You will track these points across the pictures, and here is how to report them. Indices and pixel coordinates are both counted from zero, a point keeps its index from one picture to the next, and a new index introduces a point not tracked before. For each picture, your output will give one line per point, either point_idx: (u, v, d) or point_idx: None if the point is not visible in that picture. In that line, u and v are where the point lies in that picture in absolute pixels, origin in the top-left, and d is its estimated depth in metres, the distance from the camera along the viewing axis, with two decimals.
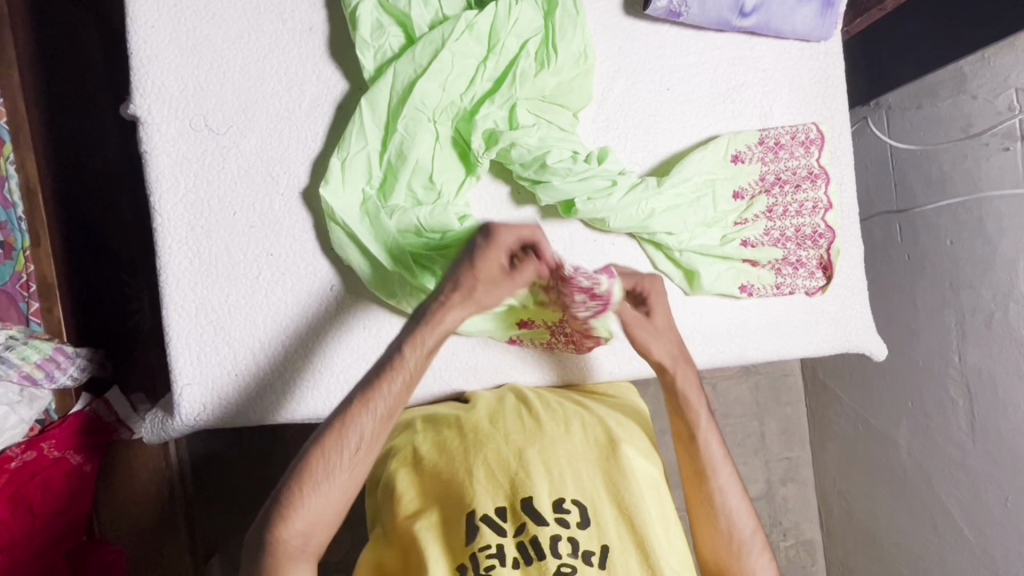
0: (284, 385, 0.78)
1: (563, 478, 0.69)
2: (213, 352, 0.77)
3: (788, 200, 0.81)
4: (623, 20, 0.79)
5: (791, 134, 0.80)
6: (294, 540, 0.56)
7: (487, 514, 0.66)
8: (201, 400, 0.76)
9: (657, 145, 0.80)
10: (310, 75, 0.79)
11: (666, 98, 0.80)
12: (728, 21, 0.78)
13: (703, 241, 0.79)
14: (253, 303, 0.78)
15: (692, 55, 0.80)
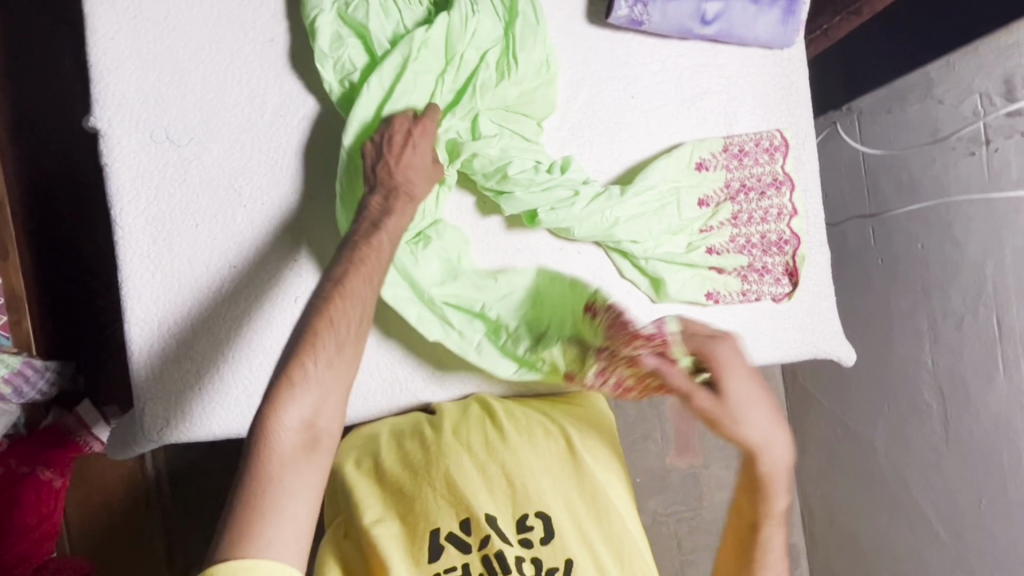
0: (251, 396, 0.77)
1: (527, 493, 0.70)
2: (175, 367, 0.76)
3: (753, 207, 0.81)
4: (586, 28, 0.80)
5: (755, 141, 0.81)
6: (291, 437, 0.52)
7: (451, 533, 0.66)
8: (164, 413, 0.75)
9: (621, 154, 0.80)
10: (272, 86, 0.79)
11: (630, 106, 0.80)
12: (690, 29, 0.78)
13: (668, 250, 0.79)
14: (216, 315, 0.77)
15: (656, 64, 0.80)
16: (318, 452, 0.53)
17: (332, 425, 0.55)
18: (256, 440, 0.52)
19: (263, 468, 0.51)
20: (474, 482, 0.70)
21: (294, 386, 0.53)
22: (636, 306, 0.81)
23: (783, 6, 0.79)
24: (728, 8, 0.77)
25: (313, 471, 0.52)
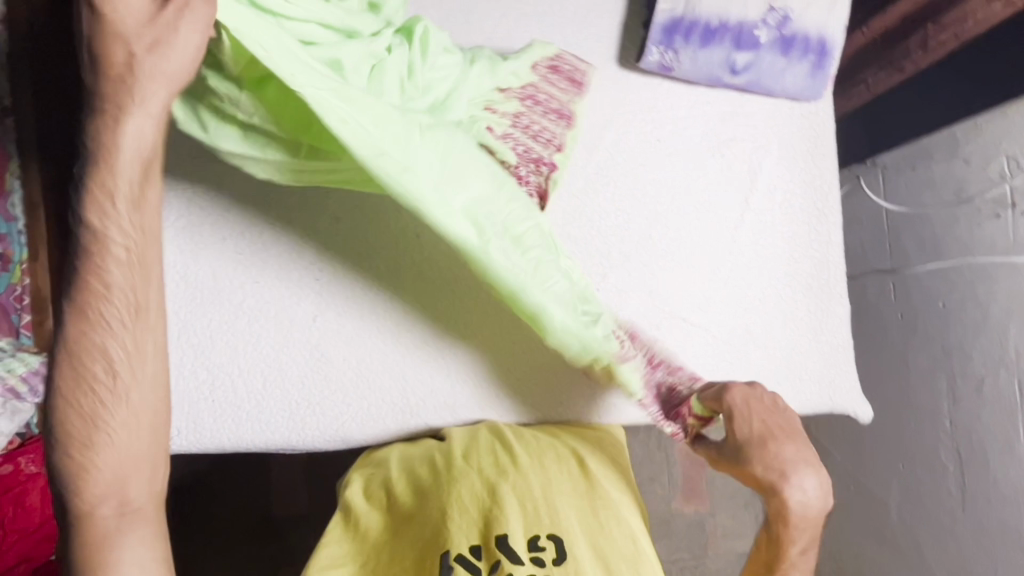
0: (264, 414, 0.79)
1: (538, 514, 0.67)
2: (193, 377, 0.77)
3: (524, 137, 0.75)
4: (616, 72, 0.82)
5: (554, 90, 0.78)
6: (106, 508, 0.51)
7: (461, 553, 0.63)
8: (180, 422, 0.77)
9: (645, 196, 0.81)
10: None
11: (655, 149, 0.81)
12: (719, 77, 0.79)
13: (671, 293, 0.80)
14: (236, 330, 0.78)
15: (684, 109, 0.82)
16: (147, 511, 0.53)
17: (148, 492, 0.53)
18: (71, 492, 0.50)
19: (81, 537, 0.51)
20: (482, 501, 0.68)
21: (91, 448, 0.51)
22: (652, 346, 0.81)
23: (813, 61, 0.79)
24: (759, 59, 0.78)
25: (136, 537, 0.52)
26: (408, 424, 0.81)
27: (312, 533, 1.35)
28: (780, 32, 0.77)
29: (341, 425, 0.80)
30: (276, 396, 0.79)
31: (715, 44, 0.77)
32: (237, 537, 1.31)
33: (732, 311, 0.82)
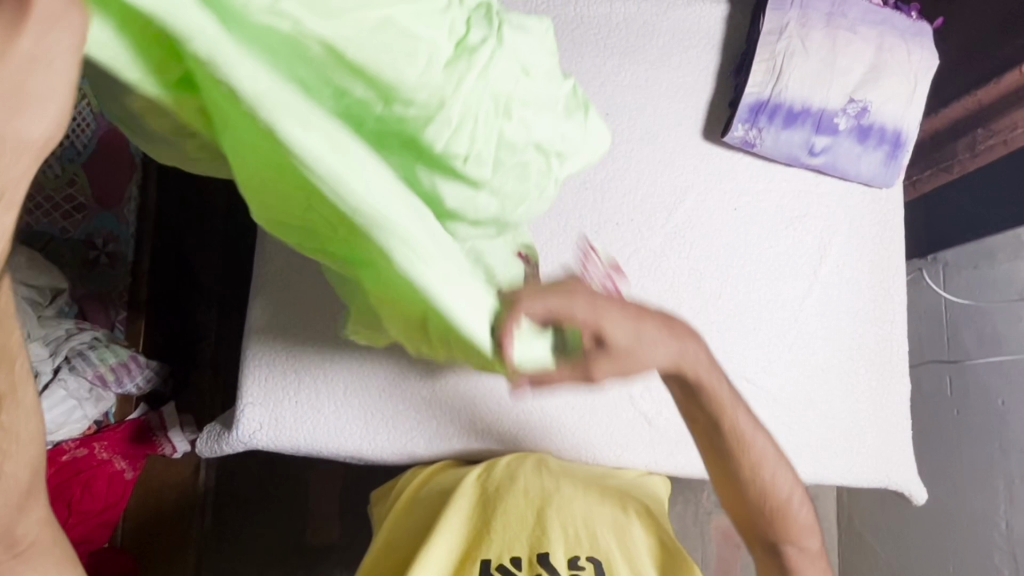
0: (337, 425, 0.84)
1: (578, 536, 0.74)
2: (281, 377, 0.84)
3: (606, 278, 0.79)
4: (700, 143, 0.89)
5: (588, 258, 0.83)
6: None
7: (503, 562, 0.71)
8: (263, 416, 0.83)
9: (720, 257, 0.87)
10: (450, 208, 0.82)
11: (733, 217, 0.88)
12: (797, 157, 0.85)
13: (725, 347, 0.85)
14: (328, 340, 0.85)
15: (761, 183, 0.88)
16: None
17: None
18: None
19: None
20: (526, 521, 0.74)
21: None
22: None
23: (888, 150, 0.85)
24: (837, 143, 0.84)
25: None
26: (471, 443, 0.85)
27: (341, 564, 1.35)
28: (859, 122, 0.83)
29: (409, 440, 0.85)
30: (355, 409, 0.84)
31: (797, 126, 0.83)
32: (269, 557, 1.32)
33: (794, 376, 0.85)
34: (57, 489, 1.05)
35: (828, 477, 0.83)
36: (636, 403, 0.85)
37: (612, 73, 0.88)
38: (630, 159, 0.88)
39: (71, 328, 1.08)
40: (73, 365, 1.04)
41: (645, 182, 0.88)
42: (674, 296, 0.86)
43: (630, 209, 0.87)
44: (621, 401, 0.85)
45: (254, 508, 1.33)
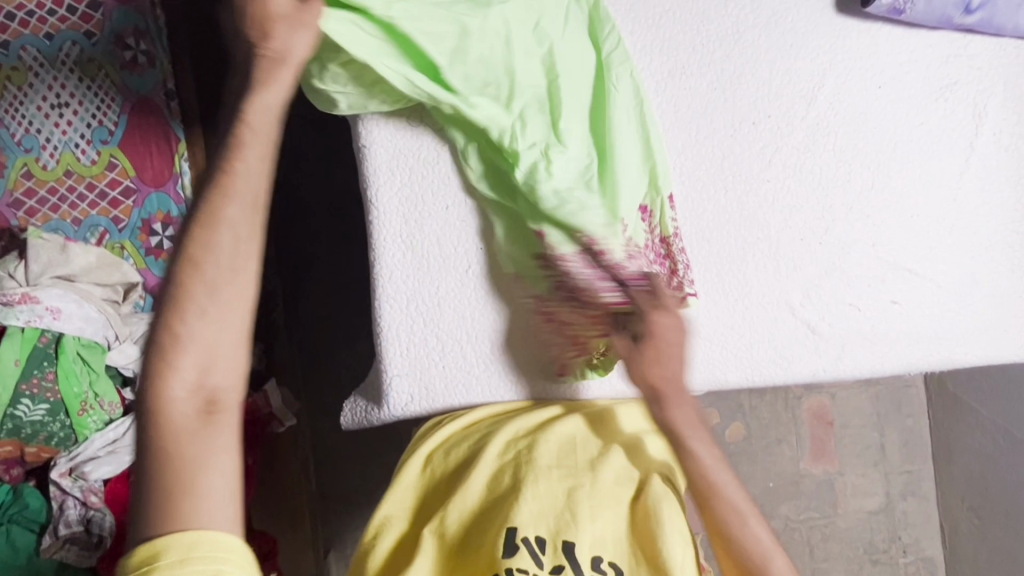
0: (500, 371, 0.80)
1: (604, 533, 0.68)
2: (408, 338, 0.79)
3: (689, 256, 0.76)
4: (835, 17, 0.80)
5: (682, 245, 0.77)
6: (187, 406, 0.46)
7: (527, 537, 0.66)
8: (413, 387, 0.79)
9: (867, 144, 0.80)
10: (467, 257, 0.79)
11: (877, 96, 0.80)
12: (950, 18, 0.76)
13: (881, 238, 0.80)
14: (420, 314, 0.79)
15: (904, 54, 0.80)
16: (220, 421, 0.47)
17: (232, 380, 0.48)
18: (149, 422, 0.46)
19: (159, 458, 0.45)
20: (551, 502, 0.69)
21: (177, 337, 0.47)
22: (876, 299, 0.80)
23: None
24: None
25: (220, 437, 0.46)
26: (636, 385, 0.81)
27: None
28: None
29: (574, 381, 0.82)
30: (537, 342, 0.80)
31: None
32: None
33: (958, 258, 0.81)
34: None
35: (998, 356, 0.81)
36: (797, 312, 0.79)
37: None
38: (758, 46, 0.80)
39: (156, 323, 1.08)
40: None
41: (777, 71, 0.80)
42: (824, 195, 0.80)
43: (764, 105, 0.79)
44: (780, 316, 0.79)
45: (365, 465, 1.34)
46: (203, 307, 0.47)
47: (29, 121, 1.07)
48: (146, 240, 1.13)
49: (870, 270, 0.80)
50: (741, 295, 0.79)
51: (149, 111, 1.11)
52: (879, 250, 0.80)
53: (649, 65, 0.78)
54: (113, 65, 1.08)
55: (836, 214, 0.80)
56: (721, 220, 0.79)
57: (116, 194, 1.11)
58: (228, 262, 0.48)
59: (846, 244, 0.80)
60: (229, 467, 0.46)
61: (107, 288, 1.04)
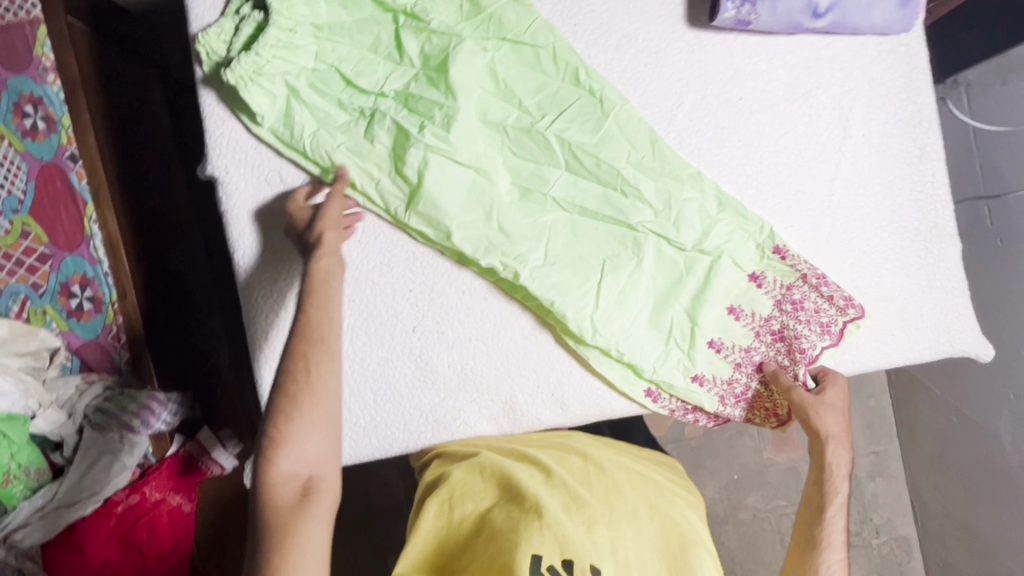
0: (384, 417, 0.80)
1: (629, 562, 0.67)
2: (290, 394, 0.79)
3: (766, 352, 0.77)
4: (687, 32, 0.78)
5: (805, 323, 0.75)
6: (287, 488, 0.59)
7: (552, 564, 0.63)
8: None
9: (733, 159, 0.78)
10: (363, 305, 0.79)
11: (738, 109, 0.78)
12: (800, 24, 0.74)
13: (743, 258, 0.77)
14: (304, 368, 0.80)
15: (764, 62, 0.78)
16: (313, 499, 0.59)
17: (329, 459, 0.62)
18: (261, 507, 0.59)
19: (270, 530, 0.57)
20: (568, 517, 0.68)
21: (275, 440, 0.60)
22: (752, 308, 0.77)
23: None
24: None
25: (319, 513, 0.59)
26: (516, 419, 0.81)
27: None
28: None
29: (460, 413, 0.80)
30: (389, 428, 0.80)
31: None
32: None
33: (838, 265, 0.78)
34: (123, 541, 1.07)
35: (886, 361, 0.79)
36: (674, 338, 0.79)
37: None
38: (612, 70, 0.78)
39: (80, 385, 1.10)
40: (95, 421, 1.08)
41: (632, 94, 0.78)
42: (688, 216, 0.77)
43: (626, 124, 0.76)
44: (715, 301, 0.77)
45: None
46: (287, 411, 0.61)
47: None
48: (65, 303, 1.11)
49: (741, 290, 0.77)
50: (610, 330, 0.76)
51: (54, 176, 1.11)
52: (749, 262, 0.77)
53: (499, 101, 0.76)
54: (13, 133, 1.09)
55: (701, 234, 0.77)
56: (575, 260, 0.76)
57: (30, 261, 1.09)
58: (309, 380, 0.63)
59: (705, 265, 0.77)
60: (320, 538, 0.58)
61: (25, 356, 1.04)
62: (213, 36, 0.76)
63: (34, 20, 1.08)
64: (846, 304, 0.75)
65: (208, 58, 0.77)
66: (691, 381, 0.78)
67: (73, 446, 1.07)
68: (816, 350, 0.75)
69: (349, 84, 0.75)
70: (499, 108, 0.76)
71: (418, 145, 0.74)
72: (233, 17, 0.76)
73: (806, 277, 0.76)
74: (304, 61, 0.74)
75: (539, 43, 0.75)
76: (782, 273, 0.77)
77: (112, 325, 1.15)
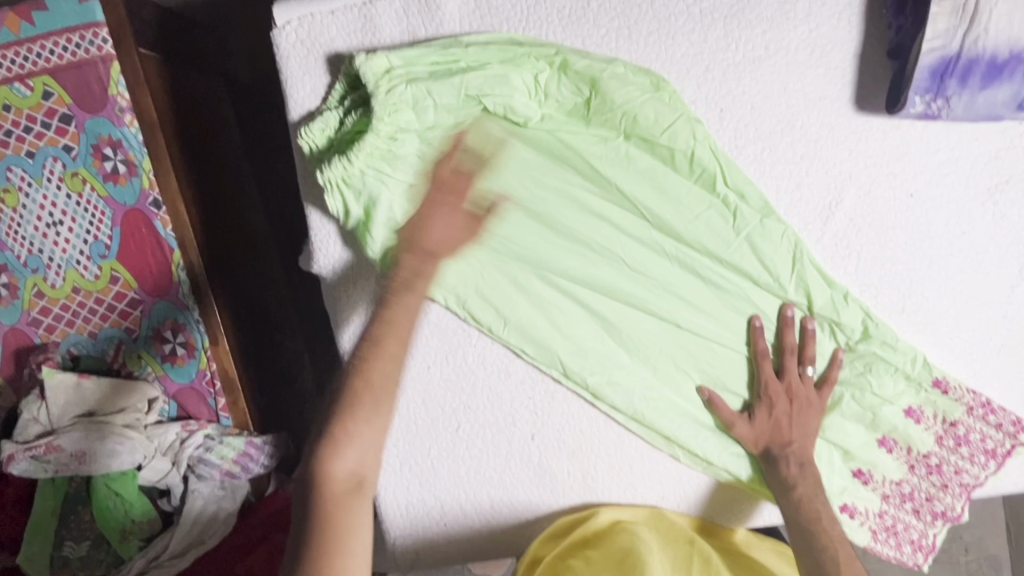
0: (501, 509, 0.81)
1: None
2: (410, 490, 0.80)
3: (919, 483, 0.76)
4: (855, 117, 0.67)
5: (964, 455, 0.74)
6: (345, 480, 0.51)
7: None
8: (413, 537, 0.82)
9: (897, 264, 0.70)
10: (487, 408, 0.77)
11: (908, 208, 0.69)
12: (999, 116, 0.63)
13: (890, 391, 0.72)
14: (424, 468, 0.79)
15: (943, 152, 0.67)
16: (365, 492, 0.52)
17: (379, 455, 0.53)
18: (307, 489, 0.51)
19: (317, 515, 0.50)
20: None
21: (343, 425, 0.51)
22: (893, 415, 0.73)
23: None
24: None
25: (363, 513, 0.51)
26: (628, 501, 0.81)
27: None
28: None
29: (574, 501, 0.81)
30: (506, 519, 0.81)
31: (1003, 81, 0.60)
32: None
33: (998, 370, 0.74)
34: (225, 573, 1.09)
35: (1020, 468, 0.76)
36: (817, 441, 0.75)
37: (718, 48, 0.66)
38: (763, 160, 0.68)
39: (182, 433, 1.08)
40: (198, 472, 1.08)
41: (786, 189, 0.69)
42: (825, 334, 0.72)
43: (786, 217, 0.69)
44: (862, 423, 0.74)
45: None
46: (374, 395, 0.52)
47: (30, 242, 1.02)
48: (160, 348, 1.11)
49: (898, 426, 0.74)
50: (730, 451, 0.77)
51: (139, 223, 1.02)
52: (902, 370, 0.72)
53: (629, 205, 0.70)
54: (96, 176, 0.98)
55: (843, 368, 0.72)
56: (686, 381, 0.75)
57: (123, 306, 1.08)
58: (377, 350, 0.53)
59: (847, 403, 0.73)
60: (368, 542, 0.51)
61: (128, 409, 1.05)
62: (315, 129, 0.66)
63: (107, 57, 0.91)
64: (1015, 428, 0.73)
65: (307, 151, 0.67)
66: (838, 507, 0.77)
67: (179, 495, 1.08)
68: (975, 480, 0.75)
69: (463, 193, 0.68)
70: (627, 212, 0.70)
71: (545, 251, 0.71)
72: (335, 110, 0.66)
73: (970, 408, 0.73)
74: (402, 167, 0.66)
75: (677, 143, 0.67)
76: (943, 406, 0.73)
77: (206, 370, 1.13)
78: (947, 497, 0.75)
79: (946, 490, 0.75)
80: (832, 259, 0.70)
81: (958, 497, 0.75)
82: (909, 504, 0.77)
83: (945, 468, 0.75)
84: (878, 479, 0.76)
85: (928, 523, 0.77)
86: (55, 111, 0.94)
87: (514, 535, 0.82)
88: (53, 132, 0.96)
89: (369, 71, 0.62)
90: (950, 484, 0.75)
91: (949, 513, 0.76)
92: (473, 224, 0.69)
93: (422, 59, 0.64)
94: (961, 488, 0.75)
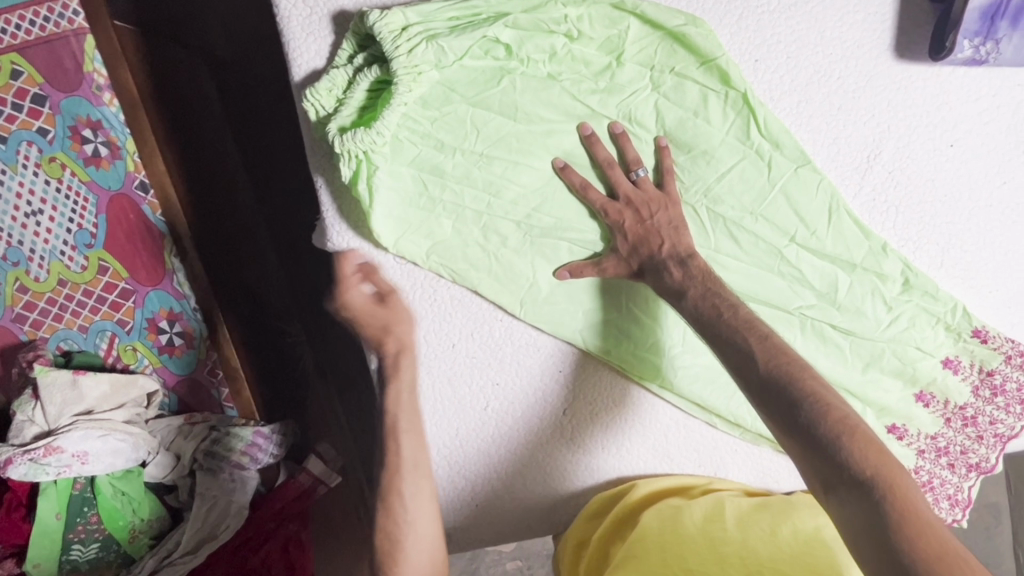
0: (549, 485, 0.81)
1: None
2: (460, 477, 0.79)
3: (955, 437, 0.75)
4: (894, 66, 0.64)
5: (1001, 407, 0.73)
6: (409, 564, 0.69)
7: None
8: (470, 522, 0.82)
9: (934, 216, 0.68)
10: (522, 383, 0.74)
11: (948, 157, 0.66)
12: None
13: (929, 343, 0.71)
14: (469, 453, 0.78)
15: (985, 99, 0.64)
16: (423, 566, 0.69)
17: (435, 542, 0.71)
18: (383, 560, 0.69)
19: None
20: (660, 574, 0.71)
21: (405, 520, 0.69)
22: (932, 370, 0.72)
23: None
24: None
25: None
26: (660, 469, 0.81)
27: None
28: None
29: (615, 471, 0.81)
30: (554, 493, 0.81)
31: None
32: None
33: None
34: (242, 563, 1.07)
35: None
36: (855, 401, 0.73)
37: None
38: (801, 113, 0.65)
39: (183, 425, 1.06)
40: (207, 466, 1.06)
41: (823, 142, 0.66)
42: (869, 294, 0.69)
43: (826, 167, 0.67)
44: (901, 379, 0.73)
45: None
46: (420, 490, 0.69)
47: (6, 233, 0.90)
48: (155, 339, 1.07)
49: (937, 379, 0.73)
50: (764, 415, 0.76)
51: (127, 208, 0.96)
52: (941, 324, 0.71)
53: (637, 171, 0.64)
54: (76, 160, 0.89)
55: (886, 324, 0.70)
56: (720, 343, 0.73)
57: (115, 297, 1.01)
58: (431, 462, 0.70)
59: (886, 358, 0.72)
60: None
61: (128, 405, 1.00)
62: (323, 89, 0.60)
63: (80, 30, 0.82)
64: None
65: (313, 115, 0.61)
66: None
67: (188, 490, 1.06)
68: (1009, 429, 0.75)
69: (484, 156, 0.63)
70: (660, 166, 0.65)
71: (573, 217, 0.67)
72: (344, 67, 0.60)
73: (1008, 358, 0.71)
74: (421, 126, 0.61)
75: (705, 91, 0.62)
76: (981, 356, 0.71)
77: (206, 359, 1.12)
78: (981, 448, 0.75)
79: (981, 442, 0.75)
80: (871, 215, 0.68)
81: (993, 447, 0.75)
82: (944, 458, 0.77)
83: (982, 420, 0.74)
84: (915, 434, 0.76)
85: (961, 473, 0.77)
86: (26, 91, 0.82)
87: (561, 506, 0.83)
88: (25, 113, 0.84)
89: (385, 30, 0.56)
90: (987, 436, 0.75)
91: (983, 464, 0.76)
92: (499, 192, 0.65)
93: (441, 14, 0.58)
94: (996, 438, 0.75)
